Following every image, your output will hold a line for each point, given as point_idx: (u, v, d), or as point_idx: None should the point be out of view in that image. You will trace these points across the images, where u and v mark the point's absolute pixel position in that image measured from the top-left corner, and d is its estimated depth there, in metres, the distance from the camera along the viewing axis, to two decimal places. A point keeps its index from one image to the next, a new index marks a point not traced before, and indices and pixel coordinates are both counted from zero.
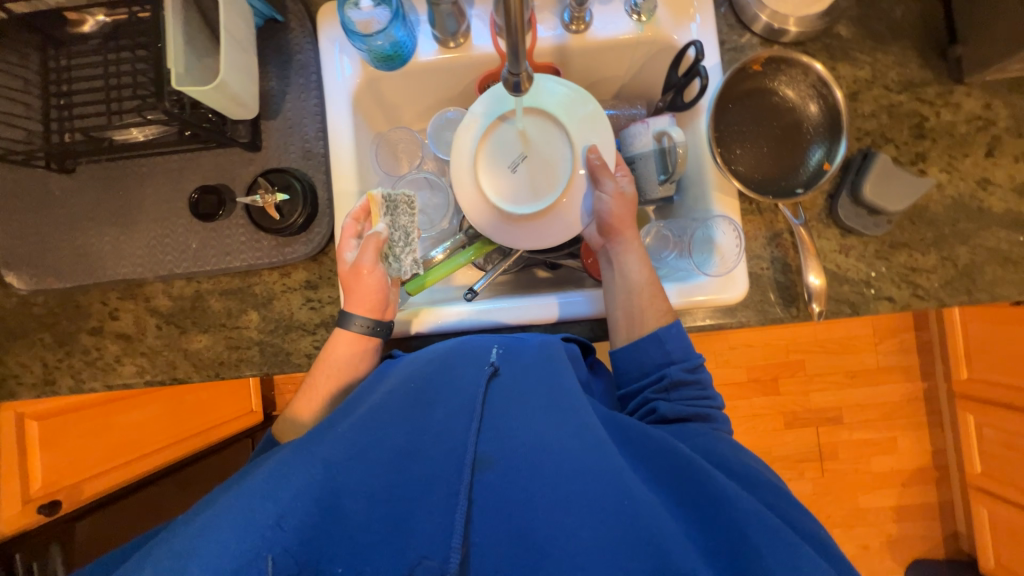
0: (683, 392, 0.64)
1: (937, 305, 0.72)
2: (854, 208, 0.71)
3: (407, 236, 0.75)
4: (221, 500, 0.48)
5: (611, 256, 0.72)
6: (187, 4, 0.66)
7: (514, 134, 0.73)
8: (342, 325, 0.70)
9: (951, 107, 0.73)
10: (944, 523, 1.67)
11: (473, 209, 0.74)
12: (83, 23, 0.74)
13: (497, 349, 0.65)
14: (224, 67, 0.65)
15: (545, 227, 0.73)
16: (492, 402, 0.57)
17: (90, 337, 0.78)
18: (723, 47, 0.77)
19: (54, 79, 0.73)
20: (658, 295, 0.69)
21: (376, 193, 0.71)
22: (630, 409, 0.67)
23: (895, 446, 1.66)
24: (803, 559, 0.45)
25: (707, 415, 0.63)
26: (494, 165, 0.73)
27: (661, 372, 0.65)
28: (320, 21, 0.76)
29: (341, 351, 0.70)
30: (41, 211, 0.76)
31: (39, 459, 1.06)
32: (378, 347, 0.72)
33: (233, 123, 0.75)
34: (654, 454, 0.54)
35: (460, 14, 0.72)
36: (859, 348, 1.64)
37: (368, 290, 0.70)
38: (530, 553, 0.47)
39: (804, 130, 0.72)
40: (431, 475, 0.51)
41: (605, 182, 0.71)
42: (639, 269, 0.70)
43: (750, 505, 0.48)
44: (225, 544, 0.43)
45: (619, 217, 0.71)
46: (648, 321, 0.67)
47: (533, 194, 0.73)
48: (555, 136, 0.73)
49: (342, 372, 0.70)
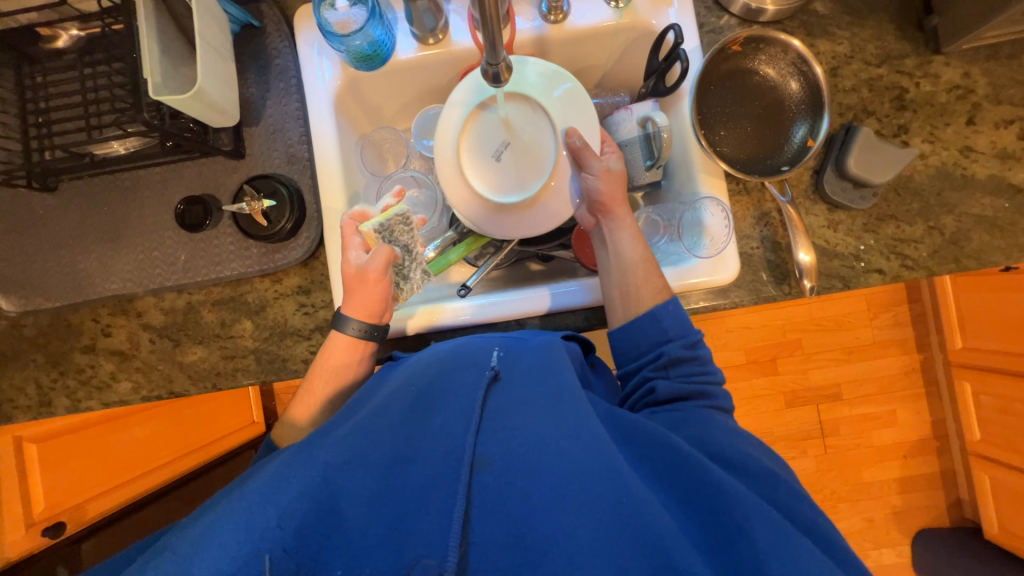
0: (682, 369, 0.64)
1: (926, 274, 0.72)
2: (840, 183, 0.72)
3: (412, 252, 0.75)
4: (222, 506, 0.48)
5: (606, 235, 0.72)
6: (161, 13, 0.65)
7: (496, 122, 0.73)
8: (337, 329, 0.70)
9: (931, 77, 0.74)
10: (947, 492, 1.69)
11: (462, 200, 0.74)
12: (57, 39, 0.73)
13: (497, 353, 0.65)
14: (201, 75, 0.64)
15: (535, 212, 0.73)
16: (492, 404, 0.58)
17: (83, 356, 0.78)
18: (702, 30, 0.77)
19: (31, 97, 0.73)
20: (652, 273, 0.68)
21: (368, 226, 0.70)
22: (630, 389, 0.66)
23: (895, 419, 1.68)
24: (800, 553, 0.46)
25: (707, 392, 0.63)
26: (477, 153, 0.73)
27: (658, 350, 0.65)
28: (298, 25, 0.76)
29: (339, 354, 0.69)
30: (26, 231, 0.76)
31: (41, 483, 1.05)
32: (376, 349, 0.72)
33: (214, 132, 0.74)
34: (653, 447, 0.54)
35: (438, 10, 0.73)
36: (854, 323, 1.66)
37: (372, 296, 0.69)
38: (529, 548, 0.47)
39: (786, 107, 0.72)
40: (429, 479, 0.51)
41: (590, 163, 0.70)
42: (634, 247, 0.70)
43: (749, 498, 0.48)
44: (226, 547, 0.43)
45: (609, 195, 0.70)
46: (645, 298, 0.67)
47: (518, 181, 0.73)
48: (537, 122, 0.73)
49: (339, 376, 0.70)
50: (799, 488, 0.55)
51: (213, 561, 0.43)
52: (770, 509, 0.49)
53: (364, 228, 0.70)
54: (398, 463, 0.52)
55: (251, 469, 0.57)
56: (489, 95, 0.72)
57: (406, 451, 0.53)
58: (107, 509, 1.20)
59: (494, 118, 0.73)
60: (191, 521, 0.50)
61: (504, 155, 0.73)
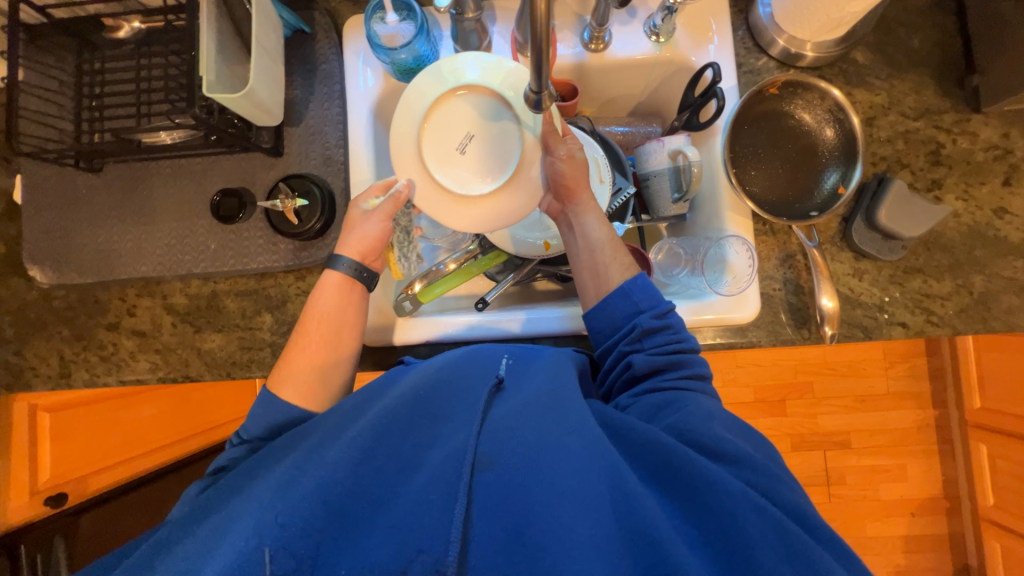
0: (657, 340, 0.62)
1: (951, 332, 0.71)
2: (868, 232, 0.71)
3: (406, 234, 0.81)
4: (235, 504, 0.51)
5: (572, 220, 0.72)
6: (221, 14, 0.68)
7: (466, 111, 0.71)
8: (331, 268, 0.70)
9: (968, 135, 0.73)
10: (954, 556, 1.63)
11: (427, 198, 0.72)
12: (119, 29, 0.77)
13: (506, 360, 0.65)
14: (254, 76, 0.66)
15: (504, 203, 0.72)
16: (495, 410, 0.57)
17: (107, 333, 0.80)
18: (741, 70, 0.78)
19: (89, 81, 0.76)
20: (618, 249, 0.69)
21: (376, 202, 0.72)
22: (608, 366, 0.66)
23: (905, 473, 1.63)
24: (798, 542, 0.46)
25: (682, 361, 0.62)
26: (436, 141, 0.71)
27: (631, 323, 0.64)
28: (347, 33, 0.79)
29: (330, 293, 0.69)
30: (68, 207, 0.78)
31: (49, 452, 1.08)
32: (365, 292, 0.72)
33: (257, 129, 0.77)
34: (643, 446, 0.53)
35: (483, 30, 0.75)
36: (869, 371, 1.62)
37: (373, 233, 0.70)
38: (529, 549, 0.47)
39: (819, 153, 0.72)
40: (432, 477, 0.51)
41: (557, 147, 0.68)
42: (600, 229, 0.70)
43: (736, 487, 0.49)
44: (238, 541, 0.45)
45: (574, 179, 0.69)
46: (612, 274, 0.68)
47: (478, 178, 0.71)
48: (506, 121, 0.71)
49: (334, 316, 0.68)
50: (786, 477, 0.54)
51: (224, 559, 0.45)
52: (756, 493, 0.49)
53: (371, 203, 0.72)
54: (403, 466, 0.53)
55: (258, 457, 0.57)
56: (446, 89, 0.69)
57: (411, 457, 0.53)
58: (106, 484, 1.25)
59: (465, 105, 0.70)
60: (201, 518, 0.52)
61: (468, 149, 0.71)
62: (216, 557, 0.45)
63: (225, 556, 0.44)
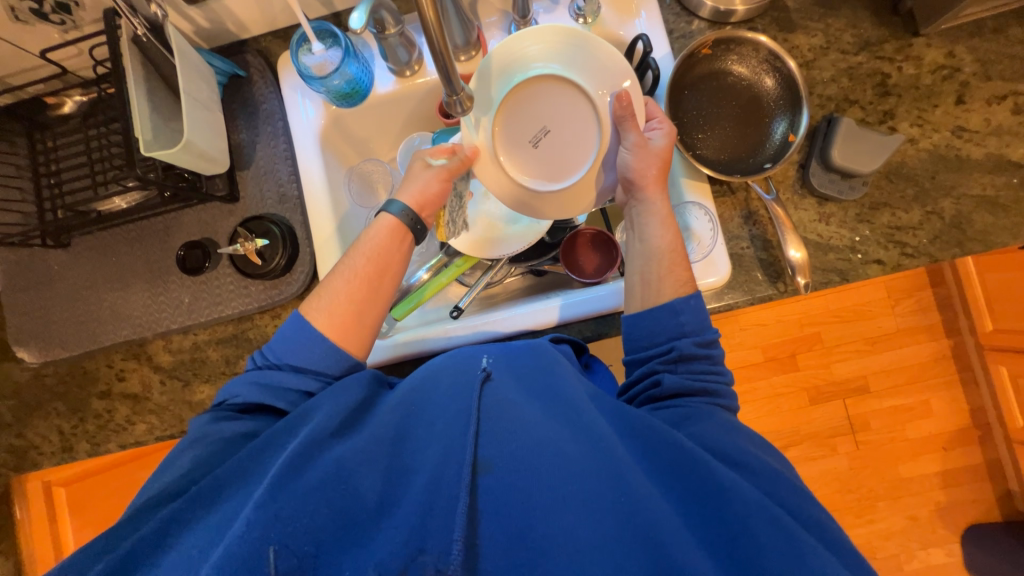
0: (694, 366, 0.60)
1: (929, 261, 0.69)
2: (827, 174, 0.71)
3: (460, 198, 0.81)
4: (220, 516, 0.49)
5: (633, 219, 0.69)
6: (149, 73, 0.69)
7: (563, 106, 0.72)
8: (387, 210, 0.69)
9: (913, 60, 0.72)
10: (994, 484, 1.57)
11: (494, 182, 0.75)
12: (63, 105, 0.80)
13: (488, 357, 0.62)
14: (189, 128, 0.68)
15: (561, 207, 0.75)
16: (489, 406, 0.55)
17: (100, 402, 0.81)
18: (672, 37, 0.77)
19: (43, 160, 0.78)
20: (678, 263, 0.65)
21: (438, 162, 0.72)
22: (635, 378, 0.63)
23: (929, 409, 1.60)
24: (812, 557, 0.44)
25: (714, 390, 0.59)
26: (512, 130, 0.73)
27: (671, 343, 0.61)
28: (282, 72, 0.80)
29: (384, 235, 0.68)
30: (43, 286, 0.80)
31: (68, 521, 1.22)
32: (411, 245, 0.70)
33: (209, 178, 0.79)
34: (656, 444, 0.53)
35: (410, 43, 0.75)
36: (874, 313, 1.60)
37: (435, 188, 0.71)
38: (532, 551, 0.47)
39: (765, 104, 0.71)
40: (433, 484, 0.50)
41: (628, 134, 0.68)
42: (661, 233, 0.67)
43: (753, 496, 0.48)
44: (236, 531, 0.45)
45: (640, 172, 0.68)
46: (665, 289, 0.64)
47: (543, 175, 0.74)
48: (582, 117, 0.72)
49: (381, 257, 0.67)
50: (791, 476, 0.53)
51: (222, 549, 0.44)
52: (773, 505, 0.48)
53: (434, 161, 0.72)
54: (401, 476, 0.52)
55: (255, 444, 0.54)
56: (530, 75, 0.69)
57: (408, 463, 0.53)
58: None
59: (565, 99, 0.71)
60: None
61: (541, 143, 0.73)
62: (211, 557, 0.44)
63: (225, 548, 0.44)
